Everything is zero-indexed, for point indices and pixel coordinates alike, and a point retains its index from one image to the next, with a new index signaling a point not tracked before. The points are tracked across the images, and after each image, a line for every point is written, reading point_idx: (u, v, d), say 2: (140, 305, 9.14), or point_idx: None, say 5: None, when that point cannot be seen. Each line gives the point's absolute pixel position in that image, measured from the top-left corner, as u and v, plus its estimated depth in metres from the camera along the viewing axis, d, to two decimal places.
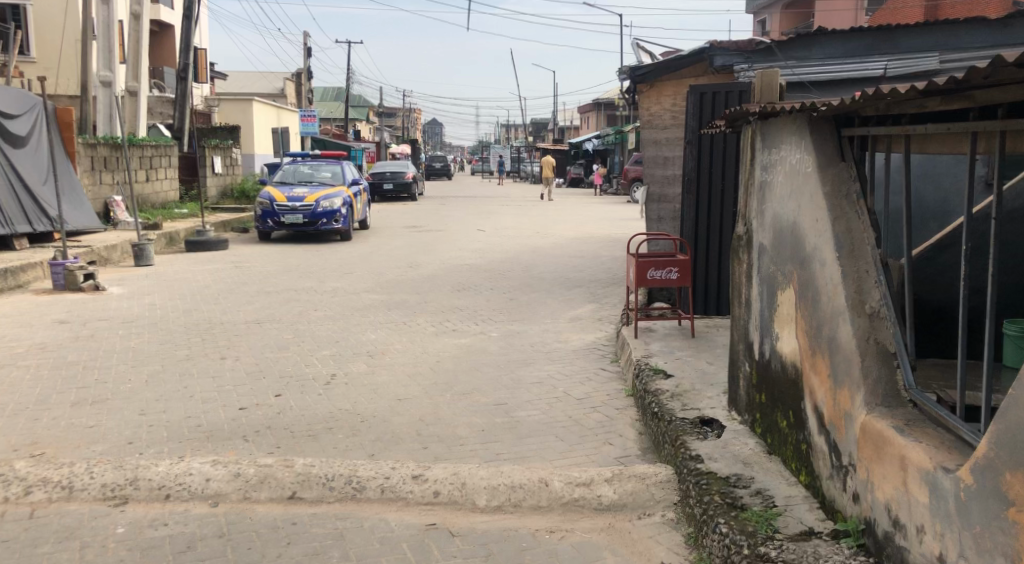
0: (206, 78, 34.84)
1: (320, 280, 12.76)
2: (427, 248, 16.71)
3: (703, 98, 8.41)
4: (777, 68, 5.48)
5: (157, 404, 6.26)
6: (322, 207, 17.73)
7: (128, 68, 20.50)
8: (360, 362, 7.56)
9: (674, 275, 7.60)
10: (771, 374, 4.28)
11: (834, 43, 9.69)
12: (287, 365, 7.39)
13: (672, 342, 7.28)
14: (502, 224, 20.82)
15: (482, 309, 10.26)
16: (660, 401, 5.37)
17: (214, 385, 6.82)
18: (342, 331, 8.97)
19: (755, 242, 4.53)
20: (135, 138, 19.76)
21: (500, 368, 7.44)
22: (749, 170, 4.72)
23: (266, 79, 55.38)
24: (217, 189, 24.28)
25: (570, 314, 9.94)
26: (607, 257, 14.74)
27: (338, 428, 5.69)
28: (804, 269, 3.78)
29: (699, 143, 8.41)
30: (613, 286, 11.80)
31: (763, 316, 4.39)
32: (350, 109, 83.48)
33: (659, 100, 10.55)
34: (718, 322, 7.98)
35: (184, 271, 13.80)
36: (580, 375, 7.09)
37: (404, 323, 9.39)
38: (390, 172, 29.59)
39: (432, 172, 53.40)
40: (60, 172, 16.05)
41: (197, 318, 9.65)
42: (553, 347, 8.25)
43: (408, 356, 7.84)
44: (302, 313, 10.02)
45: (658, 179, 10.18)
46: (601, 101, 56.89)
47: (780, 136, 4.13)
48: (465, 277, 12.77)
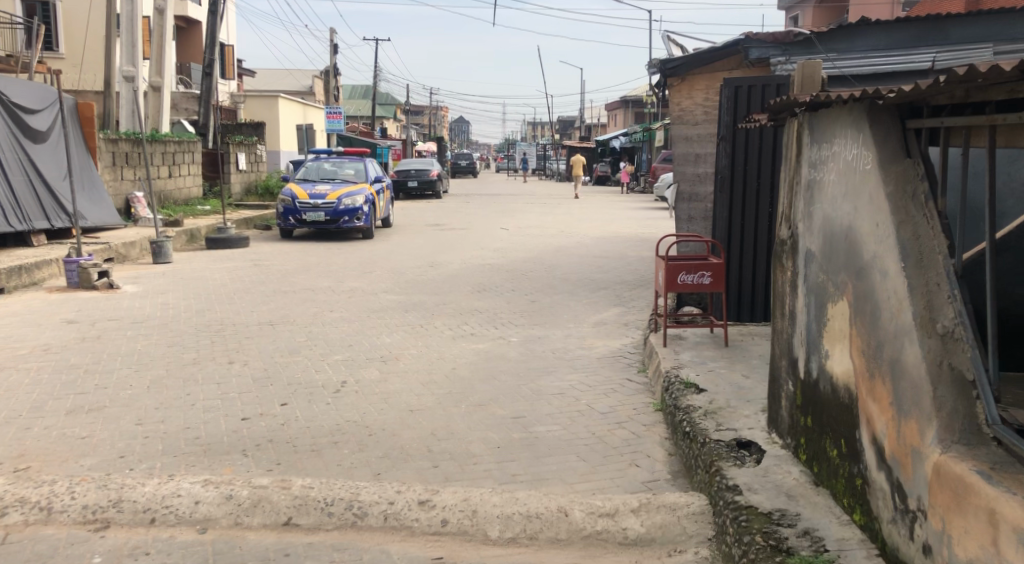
0: (233, 74, 34.65)
1: (339, 279, 12.40)
2: (450, 246, 16.33)
3: (738, 92, 8.01)
4: (820, 60, 5.08)
5: (155, 413, 5.87)
6: (344, 205, 17.39)
7: (152, 62, 20.24)
8: (373, 368, 7.16)
9: (706, 280, 7.14)
10: (819, 397, 3.85)
11: (877, 33, 9.21)
12: (296, 371, 7.00)
13: (704, 351, 6.84)
14: (527, 222, 20.44)
15: (503, 312, 9.85)
16: (693, 420, 4.95)
17: (218, 391, 6.43)
18: (356, 334, 8.58)
19: (802, 246, 4.10)
20: (157, 133, 19.51)
21: (519, 376, 7.03)
22: (794, 167, 4.29)
23: (293, 77, 55.25)
24: (242, 185, 24.05)
25: (594, 318, 9.50)
26: (633, 257, 14.30)
27: (344, 443, 5.29)
28: (863, 281, 3.34)
29: (733, 138, 7.98)
30: (639, 288, 11.37)
31: (811, 331, 3.95)
32: (377, 107, 83.40)
33: (690, 95, 10.10)
34: (752, 330, 7.53)
35: (202, 269, 13.47)
36: (604, 386, 6.68)
37: (422, 326, 8.99)
38: (414, 169, 29.27)
39: (458, 170, 53.14)
40: (81, 167, 15.83)
41: (209, 319, 9.29)
42: (576, 354, 7.83)
43: (423, 362, 7.44)
44: (316, 314, 9.64)
45: (689, 177, 9.70)
46: (629, 99, 56.40)
47: (833, 127, 3.69)
48: (486, 277, 12.38)
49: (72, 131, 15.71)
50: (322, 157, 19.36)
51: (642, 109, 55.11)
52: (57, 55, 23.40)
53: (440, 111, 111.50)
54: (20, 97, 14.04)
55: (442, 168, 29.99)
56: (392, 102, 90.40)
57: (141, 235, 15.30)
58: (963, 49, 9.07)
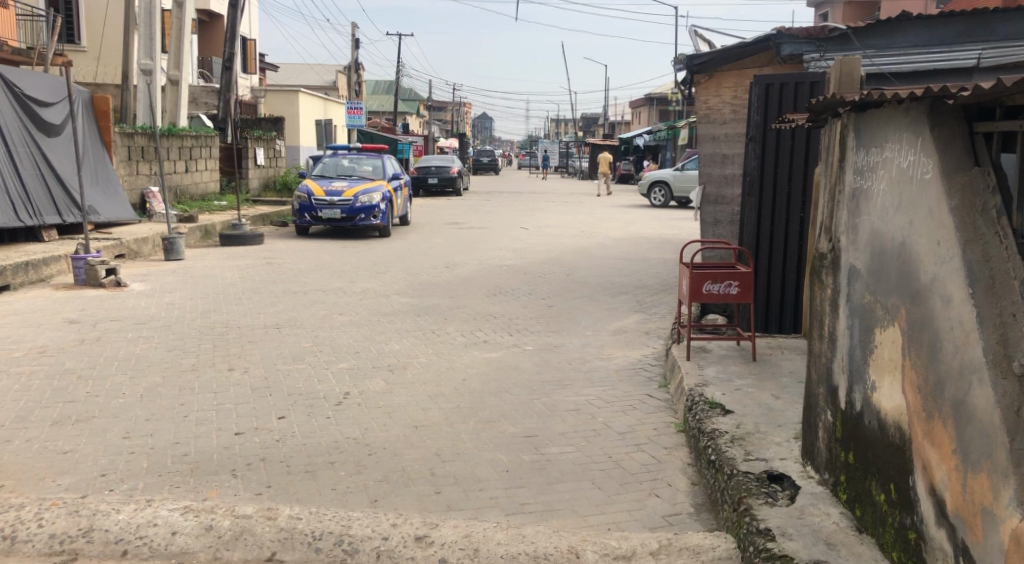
0: (254, 68, 34.38)
1: (352, 280, 12.03)
2: (468, 246, 15.96)
3: (769, 90, 7.77)
4: (859, 56, 4.71)
5: (144, 423, 5.48)
6: (361, 202, 17.06)
7: (171, 55, 19.92)
8: (378, 379, 6.79)
9: (733, 291, 6.70)
10: (864, 433, 3.45)
11: (918, 29, 8.92)
12: (297, 381, 6.63)
13: (730, 366, 6.43)
14: (547, 222, 20.04)
15: (519, 317, 9.46)
16: (718, 447, 4.58)
17: (214, 402, 6.06)
18: (364, 340, 8.20)
19: (844, 262, 3.70)
20: (174, 127, 19.23)
21: (533, 389, 6.63)
22: (836, 173, 3.88)
23: (315, 72, 55.00)
24: (259, 180, 23.77)
25: (614, 326, 9.09)
26: (655, 260, 13.88)
27: (342, 464, 4.91)
28: (921, 308, 2.93)
29: (763, 139, 7.73)
30: (660, 293, 10.96)
31: (855, 358, 3.56)
32: (400, 102, 83.12)
33: (717, 92, 9.76)
34: (781, 343, 7.13)
35: (213, 267, 13.14)
36: (623, 402, 6.29)
37: (434, 333, 8.61)
38: (434, 167, 28.93)
39: (480, 166, 52.75)
40: (96, 160, 15.54)
41: (215, 321, 8.92)
42: (594, 365, 7.44)
43: (433, 372, 7.06)
44: (326, 317, 9.28)
45: (715, 178, 9.31)
46: (653, 96, 55.84)
47: (884, 130, 3.29)
48: (503, 279, 11.99)
49: (87, 124, 15.41)
50: (340, 153, 19.07)
51: (666, 107, 54.52)
52: (77, 48, 23.21)
53: (463, 108, 111.10)
54: (32, 89, 13.74)
55: (463, 165, 29.64)
56: (415, 98, 90.05)
57: (154, 231, 15.01)
58: (1010, 46, 8.60)
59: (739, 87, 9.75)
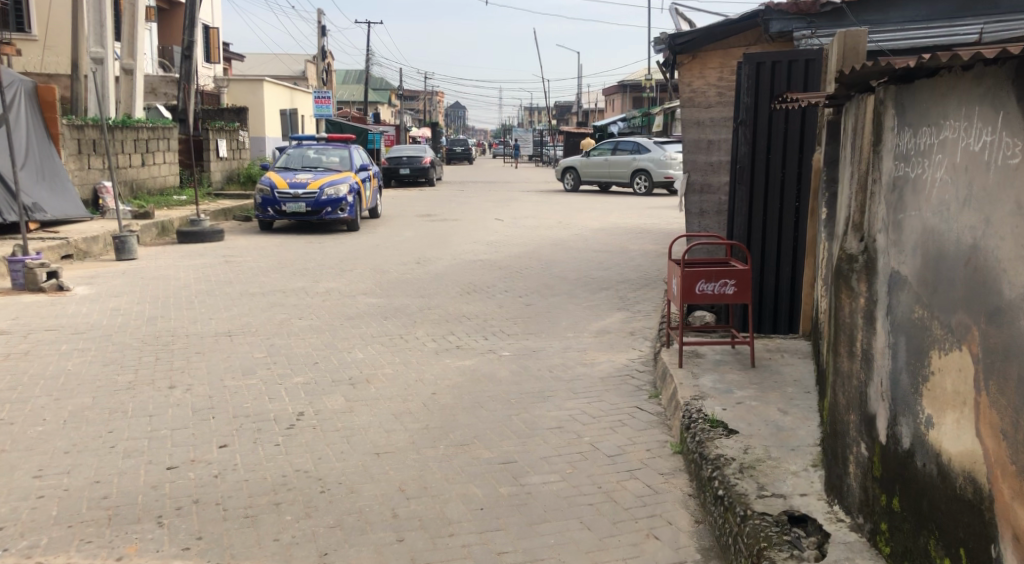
0: (217, 58, 33.40)
1: (315, 279, 11.30)
2: (440, 239, 15.25)
3: (760, 68, 7.20)
4: (861, 33, 5.22)
5: (61, 458, 4.75)
6: (326, 195, 16.28)
7: (124, 44, 19.03)
8: (337, 395, 6.09)
9: (729, 290, 6.06)
10: (911, 478, 2.83)
11: (916, 4, 8.24)
12: (245, 400, 5.92)
13: (727, 374, 5.80)
14: (521, 213, 19.33)
15: (494, 318, 8.79)
16: (725, 480, 3.94)
17: (147, 428, 5.34)
18: (325, 348, 7.48)
19: (883, 264, 3.07)
20: (129, 119, 18.36)
21: (510, 403, 5.96)
22: (870, 161, 3.27)
23: (281, 62, 53.80)
24: (223, 173, 22.90)
25: (596, 326, 8.44)
26: (636, 252, 13.25)
27: (288, 505, 4.22)
28: (1007, 332, 2.33)
29: (754, 122, 7.17)
30: (643, 288, 10.33)
31: (899, 384, 2.92)
32: (370, 92, 81.95)
33: (702, 74, 9.19)
34: (781, 346, 6.53)
35: (167, 267, 12.35)
36: (610, 416, 5.63)
37: (402, 338, 7.91)
38: (406, 157, 28.19)
39: (453, 156, 51.92)
40: (41, 155, 14.72)
41: (161, 330, 8.18)
42: (576, 373, 6.78)
43: (399, 385, 6.37)
44: (285, 322, 8.56)
45: (700, 166, 8.78)
46: (627, 83, 55.25)
47: (942, 106, 2.70)
48: (478, 275, 11.31)
49: (30, 117, 14.57)
50: (304, 145, 18.28)
51: (641, 95, 54.01)
52: (29, 37, 22.32)
53: (435, 97, 109.99)
54: None
55: (434, 155, 28.87)
56: (386, 89, 88.87)
57: (105, 229, 14.18)
58: (1014, 21, 7.96)
59: (724, 69, 9.15)
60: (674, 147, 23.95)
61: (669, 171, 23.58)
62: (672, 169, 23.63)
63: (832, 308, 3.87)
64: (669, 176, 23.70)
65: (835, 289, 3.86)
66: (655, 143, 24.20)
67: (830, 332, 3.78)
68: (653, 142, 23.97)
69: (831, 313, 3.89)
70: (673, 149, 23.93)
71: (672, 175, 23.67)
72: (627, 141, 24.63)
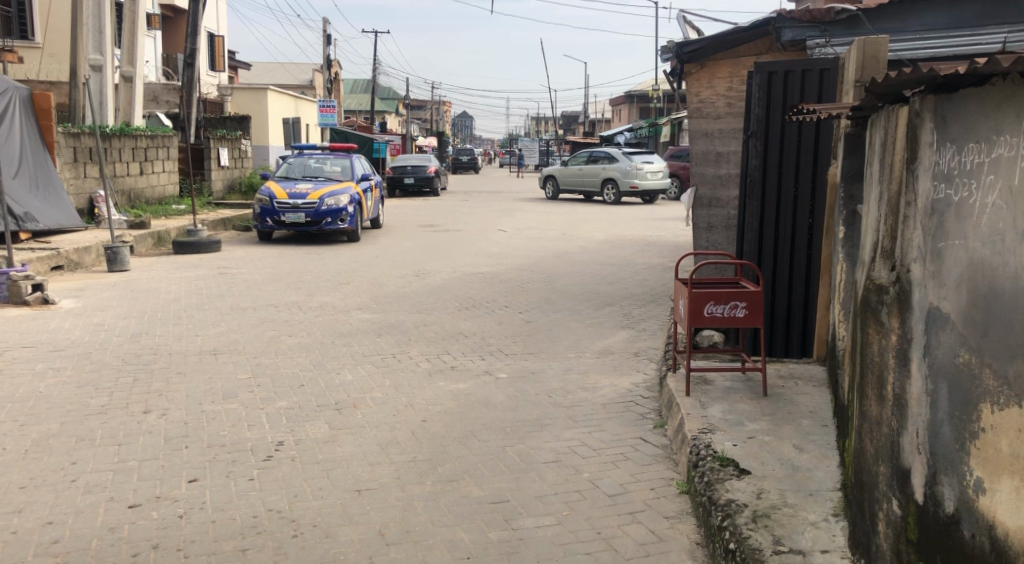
0: (222, 66, 33.19)
1: (310, 293, 10.94)
2: (441, 251, 14.88)
3: (772, 79, 6.88)
4: (885, 40, 5.37)
5: (15, 494, 4.40)
6: (327, 205, 15.92)
7: (124, 51, 18.75)
8: (321, 422, 5.73)
9: (740, 313, 5.67)
10: (959, 551, 2.46)
11: (937, 9, 7.81)
12: (222, 428, 5.55)
13: (738, 405, 5.43)
14: (524, 223, 18.98)
15: (493, 336, 8.41)
16: (738, 531, 3.56)
17: (114, 458, 4.98)
18: (313, 369, 7.11)
19: (918, 298, 2.69)
20: (127, 127, 18.06)
21: (504, 433, 5.58)
22: (903, 180, 2.89)
23: (286, 71, 53.60)
24: (224, 182, 22.59)
25: (599, 345, 8.07)
26: (642, 265, 12.88)
27: (257, 552, 3.87)
28: None
29: (765, 133, 6.86)
30: (649, 304, 9.96)
31: (941, 438, 2.54)
32: (377, 101, 81.83)
33: (711, 83, 8.85)
34: (795, 372, 6.14)
35: (159, 279, 12.02)
36: (611, 449, 5.26)
37: (395, 357, 7.54)
38: (411, 166, 27.88)
39: (459, 165, 51.67)
40: (36, 164, 14.41)
41: (144, 348, 7.82)
42: (577, 398, 6.40)
43: (388, 411, 6.00)
44: (274, 340, 8.20)
45: (708, 179, 8.42)
46: (634, 93, 54.98)
47: (994, 118, 2.38)
48: (478, 289, 10.95)
49: (24, 125, 14.27)
50: (305, 153, 17.97)
51: (648, 105, 53.71)
52: (31, 44, 22.11)
53: (442, 107, 109.84)
54: None
55: (439, 164, 28.54)
56: (392, 98, 88.76)
57: (98, 240, 13.85)
58: None
59: (734, 79, 8.82)
60: (643, 157, 24.03)
61: (633, 181, 23.67)
62: (637, 179, 23.71)
63: (855, 342, 3.50)
64: (633, 186, 23.77)
65: (858, 322, 3.50)
66: (628, 153, 24.35)
67: (855, 370, 3.40)
68: (623, 153, 24.14)
69: (856, 349, 3.52)
70: (641, 159, 24.00)
71: (636, 185, 23.72)
72: (602, 150, 24.92)
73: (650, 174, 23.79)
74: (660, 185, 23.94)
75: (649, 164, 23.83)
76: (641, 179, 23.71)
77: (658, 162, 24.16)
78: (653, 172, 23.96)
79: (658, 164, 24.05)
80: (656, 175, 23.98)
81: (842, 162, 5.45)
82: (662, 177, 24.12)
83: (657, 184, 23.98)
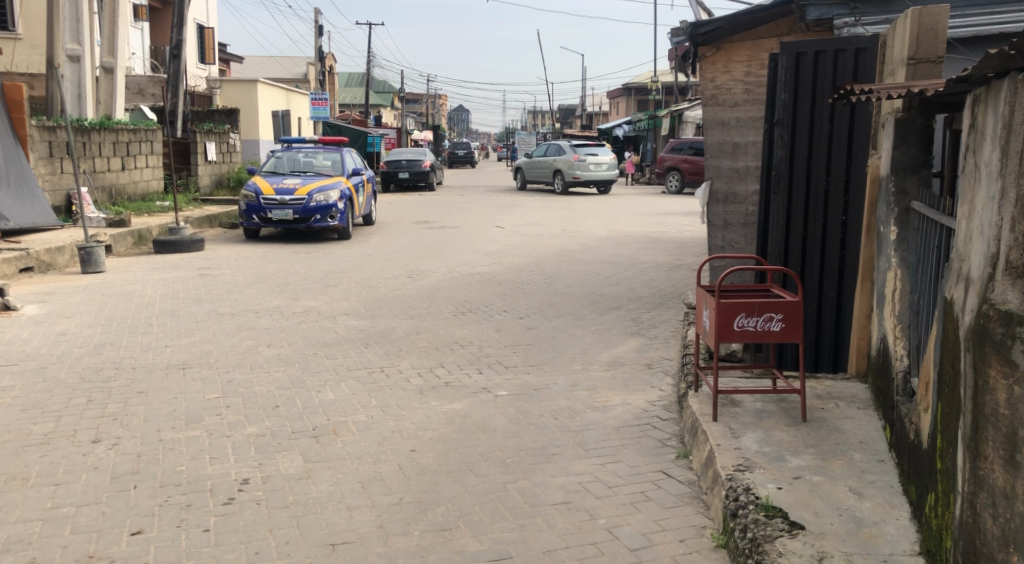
0: (212, 58, 32.38)
1: (295, 296, 10.18)
2: (436, 249, 14.15)
3: (800, 61, 6.15)
4: (942, 9, 4.71)
5: None
6: (316, 201, 15.15)
7: (105, 41, 17.92)
8: (294, 453, 4.99)
9: (775, 328, 4.92)
10: None
11: None
12: (179, 462, 4.81)
13: (775, 433, 4.69)
14: (525, 219, 18.25)
15: (492, 344, 7.68)
16: None
17: (46, 503, 4.24)
18: (292, 387, 6.35)
19: None
20: (108, 121, 17.27)
21: (507, 466, 4.85)
22: None
23: (279, 65, 52.74)
24: (212, 177, 21.79)
25: (607, 356, 7.33)
26: (646, 263, 12.19)
27: None
28: None
29: (793, 122, 6.16)
30: (658, 307, 9.25)
31: None
32: (371, 94, 81.18)
33: (727, 68, 8.05)
34: (834, 392, 5.39)
35: (135, 281, 11.27)
36: (630, 486, 4.53)
37: (383, 372, 6.80)
38: (406, 159, 27.07)
39: (455, 159, 50.93)
40: (5, 157, 13.62)
41: (107, 362, 7.07)
42: (587, 420, 5.66)
43: (373, 438, 5.26)
44: (249, 351, 7.45)
45: (724, 174, 7.69)
46: (632, 86, 54.36)
47: None
48: (474, 291, 10.22)
49: None
50: (294, 147, 17.17)
51: (647, 98, 53.11)
52: (11, 35, 21.31)
53: (438, 101, 109.05)
54: None
55: (435, 159, 27.73)
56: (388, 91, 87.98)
57: (72, 239, 13.05)
58: None
59: (753, 62, 8.00)
60: (589, 149, 24.59)
61: (576, 172, 24.21)
62: (580, 170, 24.25)
63: (939, 388, 3.04)
64: (576, 177, 24.30)
65: (941, 364, 3.03)
66: (577, 145, 24.85)
67: (946, 424, 2.95)
68: (569, 145, 24.70)
69: (941, 394, 3.07)
70: (586, 151, 24.56)
71: (579, 176, 24.29)
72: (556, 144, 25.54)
73: (593, 165, 24.34)
74: (604, 176, 24.45)
75: (593, 156, 24.41)
76: (584, 170, 24.25)
77: (604, 154, 24.65)
78: (597, 164, 24.48)
79: (604, 157, 24.56)
80: (601, 166, 24.51)
81: (894, 152, 4.76)
82: (609, 168, 24.60)
83: (601, 175, 24.49)
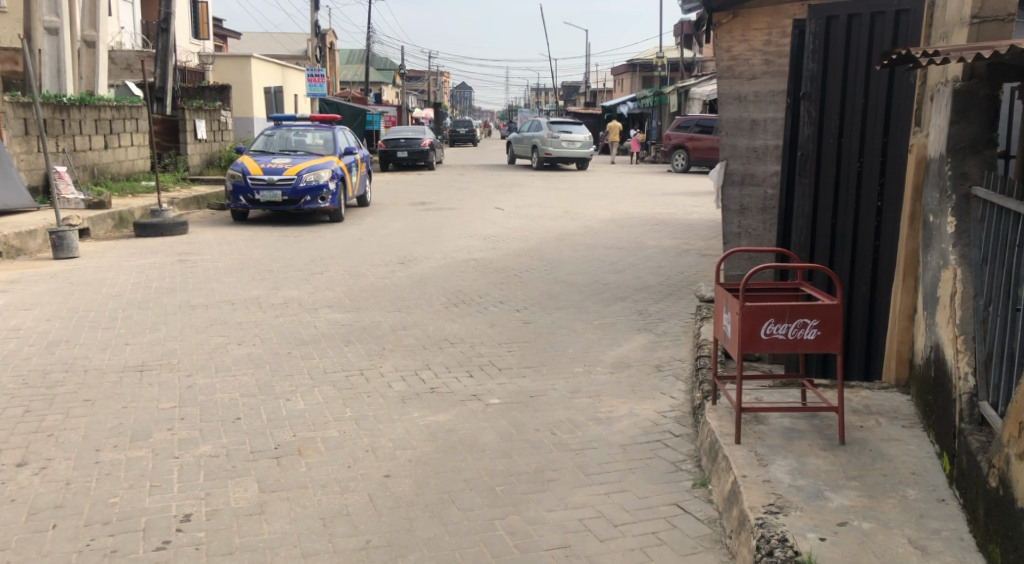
0: (207, 34, 31.65)
1: (276, 285, 9.48)
2: (432, 233, 13.41)
3: (831, 28, 5.41)
4: None
5: None
6: (306, 181, 14.40)
7: (86, 13, 17.21)
8: (250, 480, 4.30)
9: (810, 335, 4.20)
10: None
11: None
12: (113, 493, 4.12)
13: (810, 460, 3.97)
14: (526, 200, 17.48)
15: (485, 342, 6.97)
16: None
17: None
18: (258, 394, 5.66)
19: None
20: (90, 97, 16.50)
21: (495, 494, 4.16)
22: None
23: (276, 42, 51.90)
24: (203, 156, 21.04)
25: (612, 356, 6.62)
26: (652, 249, 11.43)
27: None
28: None
29: (822, 96, 5.42)
30: (666, 298, 8.53)
31: None
32: (372, 72, 80.18)
33: (745, 37, 7.14)
34: (872, 405, 4.66)
35: (109, 268, 10.58)
36: (639, 525, 3.84)
37: (363, 375, 6.09)
38: (405, 138, 26.19)
39: (458, 138, 50.09)
40: None
41: (60, 362, 6.39)
42: (589, 436, 4.95)
43: (343, 460, 4.57)
44: (218, 350, 6.75)
45: (741, 154, 7.08)
46: (637, 63, 53.39)
47: None
48: (469, 280, 9.50)
49: None
50: (285, 125, 16.39)
51: (653, 76, 52.11)
52: None
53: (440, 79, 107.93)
54: None
55: (434, 138, 26.88)
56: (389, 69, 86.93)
57: (46, 222, 12.34)
58: None
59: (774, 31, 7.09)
60: (564, 127, 23.93)
61: (547, 148, 23.58)
62: (552, 147, 23.56)
63: None
64: (549, 153, 23.68)
65: None
66: (555, 122, 24.22)
67: None
68: (546, 122, 24.11)
69: None
70: (562, 129, 23.94)
71: (551, 153, 23.65)
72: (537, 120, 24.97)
73: (564, 142, 23.59)
74: (575, 153, 23.63)
75: (566, 133, 23.67)
76: (556, 146, 23.56)
77: (578, 132, 23.93)
78: (570, 141, 23.67)
79: (577, 134, 23.80)
80: (574, 144, 23.65)
81: (951, 128, 4.02)
82: (582, 146, 23.67)
83: (575, 152, 23.66)
